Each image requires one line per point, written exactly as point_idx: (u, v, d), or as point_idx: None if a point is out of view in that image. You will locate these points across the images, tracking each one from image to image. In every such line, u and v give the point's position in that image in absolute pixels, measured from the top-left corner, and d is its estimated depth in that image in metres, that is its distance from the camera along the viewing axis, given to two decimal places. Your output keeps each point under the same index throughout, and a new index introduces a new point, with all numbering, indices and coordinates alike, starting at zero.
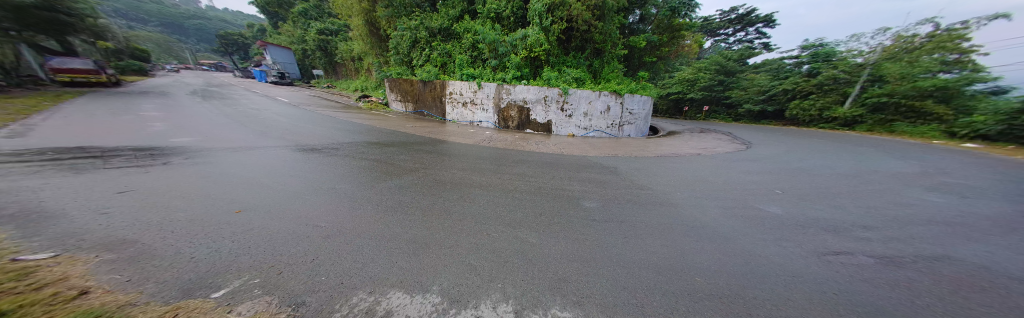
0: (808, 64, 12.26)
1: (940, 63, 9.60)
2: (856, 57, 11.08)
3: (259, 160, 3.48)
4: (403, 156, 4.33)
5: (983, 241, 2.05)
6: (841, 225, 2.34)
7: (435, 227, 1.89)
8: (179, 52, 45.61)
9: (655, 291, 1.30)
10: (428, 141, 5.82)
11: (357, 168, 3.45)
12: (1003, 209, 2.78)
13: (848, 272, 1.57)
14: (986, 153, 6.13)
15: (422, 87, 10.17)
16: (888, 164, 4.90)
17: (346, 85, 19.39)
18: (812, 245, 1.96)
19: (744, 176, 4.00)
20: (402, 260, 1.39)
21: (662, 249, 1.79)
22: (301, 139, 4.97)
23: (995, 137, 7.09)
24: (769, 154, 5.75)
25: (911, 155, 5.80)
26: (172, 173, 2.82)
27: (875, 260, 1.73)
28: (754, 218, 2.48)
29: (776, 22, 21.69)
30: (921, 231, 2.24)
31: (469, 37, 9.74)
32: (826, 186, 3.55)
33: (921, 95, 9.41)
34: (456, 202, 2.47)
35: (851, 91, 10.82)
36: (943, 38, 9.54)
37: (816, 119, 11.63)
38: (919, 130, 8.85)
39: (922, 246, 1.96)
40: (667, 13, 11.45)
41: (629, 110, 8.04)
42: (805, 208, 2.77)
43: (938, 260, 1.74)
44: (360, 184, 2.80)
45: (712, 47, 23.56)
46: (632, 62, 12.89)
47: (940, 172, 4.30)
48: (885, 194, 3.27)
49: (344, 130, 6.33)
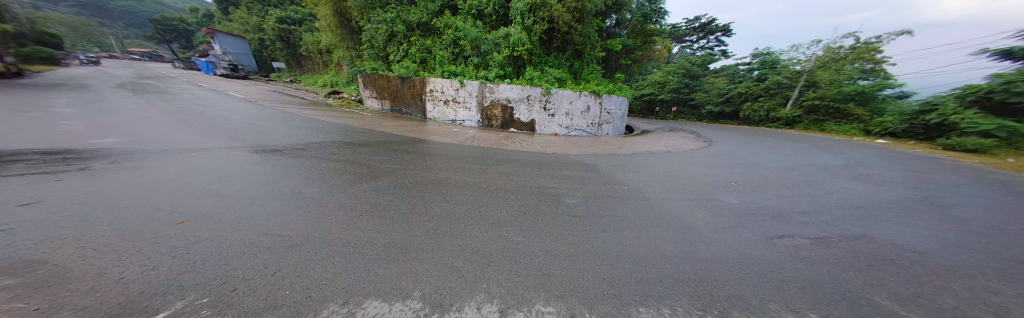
0: (758, 70, 13.80)
1: (859, 71, 11.25)
2: (796, 65, 12.58)
3: (210, 164, 3.09)
4: (380, 157, 4.12)
5: (891, 222, 2.47)
6: (785, 212, 2.67)
7: (416, 231, 1.82)
8: (102, 37, 39.01)
9: (630, 280, 1.38)
10: (407, 141, 5.59)
11: (327, 170, 3.20)
12: (904, 194, 3.36)
13: (790, 253, 1.79)
14: (892, 147, 7.40)
15: (401, 84, 9.72)
16: (820, 157, 5.67)
17: (312, 80, 17.84)
18: (761, 230, 2.21)
19: (708, 170, 4.38)
20: (380, 266, 1.33)
21: (637, 241, 1.90)
22: (261, 139, 4.49)
23: (900, 134, 8.59)
24: (728, 150, 6.36)
25: (839, 150, 6.74)
26: (97, 180, 2.42)
27: (810, 241, 2.00)
28: (715, 208, 2.74)
29: (732, 32, 23.93)
30: (846, 214, 2.63)
31: (449, 33, 9.46)
32: (773, 178, 4.03)
33: (846, 99, 10.98)
34: (438, 204, 2.41)
35: (792, 95, 12.35)
36: (862, 50, 11.12)
37: (765, 119, 13.10)
38: (844, 128, 10.42)
39: (847, 228, 2.30)
40: (641, 19, 12.05)
41: (607, 109, 8.39)
42: (757, 198, 3.11)
43: (859, 239, 2.06)
44: (332, 187, 2.63)
45: (679, 53, 25.37)
46: (609, 65, 13.43)
47: (860, 164, 5.06)
48: (819, 183, 3.78)
49: (313, 129, 5.85)
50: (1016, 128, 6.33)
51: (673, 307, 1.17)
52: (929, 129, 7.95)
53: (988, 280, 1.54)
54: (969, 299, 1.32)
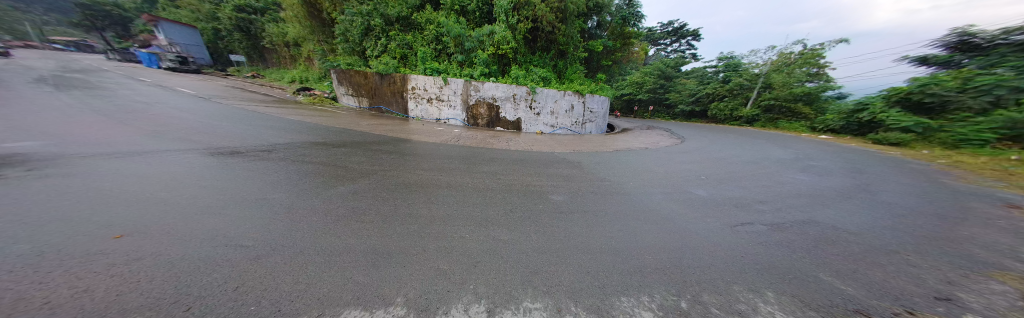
0: (723, 72, 14.96)
1: (807, 75, 12.59)
2: (754, 69, 13.84)
3: (156, 169, 2.73)
4: (357, 158, 3.90)
5: (832, 208, 2.81)
6: (747, 201, 2.93)
7: (398, 234, 1.74)
8: (9, 22, 33.03)
9: (613, 271, 1.44)
10: (388, 140, 5.36)
11: (297, 173, 2.97)
12: (842, 183, 3.84)
13: (751, 238, 1.97)
14: (834, 142, 8.39)
15: (380, 81, 9.27)
16: (776, 152, 6.27)
17: (278, 75, 16.43)
18: (726, 219, 2.41)
19: (681, 165, 4.69)
20: (359, 274, 1.26)
21: (618, 234, 1.97)
22: (219, 141, 4.06)
23: (839, 130, 9.95)
24: (699, 147, 6.83)
25: (791, 145, 7.51)
26: (8, 190, 2.04)
27: (768, 227, 2.22)
28: (687, 200, 2.93)
29: (701, 37, 25.70)
30: (796, 202, 2.96)
31: (431, 29, 9.17)
32: (737, 171, 4.40)
33: (795, 99, 12.32)
34: (422, 206, 2.32)
35: (751, 96, 13.57)
36: (809, 56, 12.45)
37: (729, 118, 14.27)
38: (794, 126, 11.70)
39: (797, 214, 2.58)
40: (620, 21, 12.51)
41: (591, 108, 8.63)
42: (723, 189, 3.38)
43: (806, 223, 2.32)
44: (303, 191, 2.44)
45: (654, 55, 26.73)
46: (592, 65, 13.79)
47: (808, 157, 5.68)
48: (775, 175, 4.20)
49: (281, 128, 5.38)
50: (927, 124, 7.45)
51: (652, 294, 1.25)
52: (861, 127, 9.29)
53: (905, 255, 1.81)
54: (889, 272, 1.56)
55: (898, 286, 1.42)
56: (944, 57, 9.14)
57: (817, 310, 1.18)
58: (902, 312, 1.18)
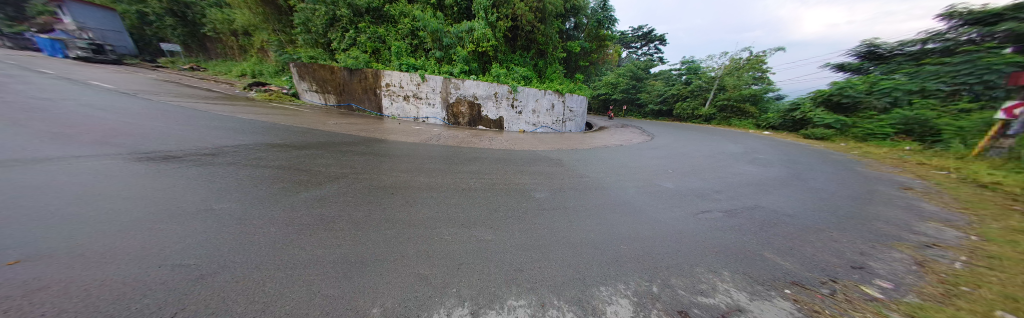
0: (685, 75, 16.33)
1: (753, 78, 14.26)
2: (711, 72, 15.31)
3: (65, 176, 2.26)
4: (325, 160, 3.58)
5: (774, 194, 3.22)
6: (707, 191, 3.25)
7: (373, 241, 1.63)
8: None
9: (593, 263, 1.50)
10: (360, 141, 5.00)
11: (254, 178, 2.65)
12: (782, 173, 4.41)
13: (711, 225, 2.19)
14: (776, 137, 9.59)
15: (349, 76, 8.60)
16: (730, 147, 7.00)
17: (225, 68, 14.45)
18: (690, 207, 2.64)
19: (652, 160, 5.03)
20: (329, 286, 1.15)
21: (597, 228, 2.05)
22: (151, 143, 3.48)
23: (778, 127, 11.43)
24: (667, 143, 7.38)
25: (742, 140, 8.46)
26: None
27: (724, 213, 2.48)
28: (657, 192, 3.16)
29: (667, 42, 27.72)
30: (746, 190, 3.33)
31: (406, 22, 8.72)
32: (699, 164, 4.83)
33: (744, 100, 13.89)
34: (400, 209, 2.20)
35: (709, 97, 15.01)
36: (755, 62, 14.09)
37: (691, 116, 15.65)
38: (743, 123, 13.20)
39: (748, 200, 2.91)
40: (595, 24, 13.02)
41: (570, 107, 8.88)
42: (687, 181, 3.70)
43: (755, 209, 2.63)
44: (260, 199, 2.18)
45: (627, 57, 28.27)
46: (570, 65, 14.15)
47: (756, 151, 6.42)
48: (730, 167, 4.69)
49: (230, 129, 4.74)
50: (844, 121, 8.89)
51: (628, 282, 1.33)
52: (795, 124, 10.78)
53: (829, 232, 2.15)
54: (817, 248, 1.83)
55: (824, 259, 1.69)
56: (857, 65, 10.98)
57: (764, 285, 1.37)
58: (826, 280, 1.43)
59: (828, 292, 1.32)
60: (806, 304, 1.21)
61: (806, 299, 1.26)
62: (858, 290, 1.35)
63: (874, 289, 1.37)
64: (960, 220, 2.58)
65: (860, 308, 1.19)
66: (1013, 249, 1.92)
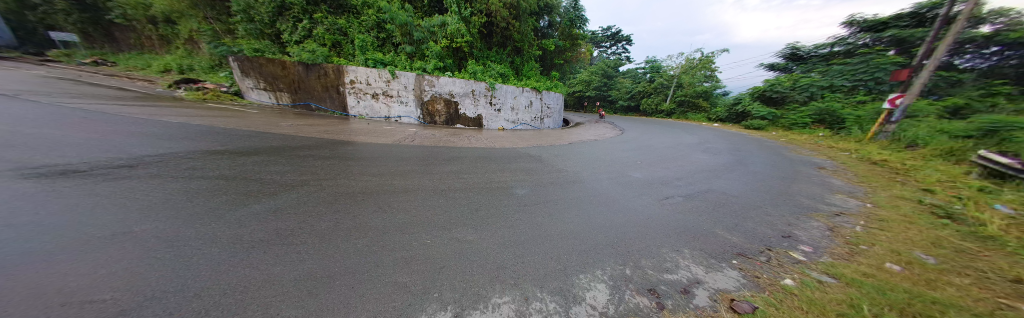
0: (650, 73, 17.63)
1: (706, 76, 15.90)
2: (671, 71, 16.73)
3: None
4: (282, 166, 3.19)
5: (725, 178, 3.63)
6: (670, 179, 3.56)
7: (342, 253, 1.49)
8: None
9: (573, 253, 1.55)
10: (324, 144, 4.55)
11: (191, 191, 2.27)
12: (731, 159, 5.00)
13: (674, 208, 2.41)
14: (724, 128, 10.84)
15: (306, 72, 7.73)
16: (689, 138, 7.74)
17: (143, 62, 12.09)
18: (656, 194, 2.87)
19: (623, 153, 5.36)
20: (292, 306, 1.02)
21: (575, 219, 2.12)
22: (40, 153, 2.80)
23: (725, 119, 12.95)
24: (635, 136, 7.92)
25: (698, 132, 9.43)
26: None
27: (685, 198, 2.74)
28: (627, 182, 3.39)
29: (633, 42, 29.52)
30: (703, 176, 3.72)
31: (371, 14, 8.09)
32: (664, 155, 5.26)
33: (699, 96, 15.43)
34: (373, 216, 2.05)
35: (670, 93, 16.41)
36: (707, 61, 15.71)
37: (655, 112, 16.99)
38: (698, 117, 14.70)
39: (704, 185, 3.25)
40: (568, 23, 13.38)
41: (547, 104, 9.04)
42: (654, 170, 4.02)
43: (710, 192, 2.95)
44: (200, 214, 1.87)
45: (598, 56, 29.53)
46: (545, 63, 14.34)
47: (710, 141, 7.19)
48: (689, 156, 5.19)
49: (152, 134, 3.95)
50: (775, 113, 10.39)
51: (604, 268, 1.40)
52: (738, 116, 12.30)
53: (766, 208, 2.50)
54: (758, 223, 2.12)
55: (763, 231, 1.96)
56: (783, 65, 12.89)
57: (716, 258, 1.55)
58: (764, 249, 1.67)
59: (765, 260, 1.54)
60: (749, 272, 1.41)
61: (749, 267, 1.46)
62: (787, 255, 1.59)
63: (799, 254, 1.62)
64: (859, 192, 3.17)
65: (788, 270, 1.41)
66: (895, 212, 2.42)
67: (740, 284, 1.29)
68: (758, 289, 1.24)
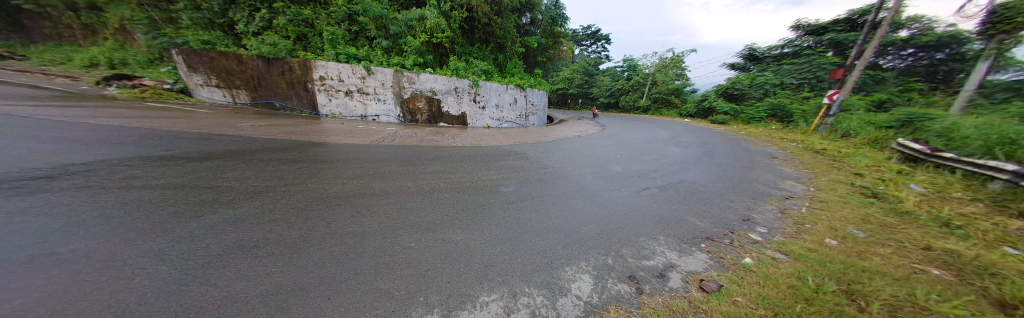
0: (627, 71, 18.42)
1: (677, 75, 16.95)
2: (646, 69, 17.60)
3: None
4: (245, 172, 2.89)
5: (696, 169, 3.90)
6: (647, 171, 3.75)
7: (317, 262, 1.38)
8: None
9: (558, 246, 1.58)
10: (294, 146, 4.21)
11: (129, 203, 1.98)
12: (700, 152, 5.39)
13: (651, 199, 2.55)
14: (693, 123, 11.66)
15: (267, 67, 6.94)
16: (663, 133, 8.24)
17: (59, 54, 10.26)
18: (634, 186, 3.02)
19: (604, 148, 5.56)
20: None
21: (560, 214, 2.17)
22: None
23: (694, 114, 13.94)
24: (615, 132, 8.26)
25: (672, 127, 10.05)
26: None
27: (660, 189, 2.90)
28: (608, 175, 3.53)
29: (611, 42, 30.55)
30: (676, 168, 3.97)
31: (342, 6, 7.66)
32: (641, 149, 5.54)
33: (671, 93, 16.41)
34: (350, 221, 1.93)
35: (646, 90, 17.28)
36: (678, 60, 16.75)
37: (633, 108, 17.81)
38: (671, 112, 15.67)
39: (677, 176, 3.47)
40: (549, 21, 13.51)
41: (531, 102, 9.07)
42: (632, 164, 4.22)
43: (682, 183, 3.16)
44: (142, 229, 1.63)
45: (579, 55, 30.16)
46: (530, 60, 14.21)
47: (682, 135, 7.71)
48: (664, 150, 5.52)
49: (76, 139, 3.38)
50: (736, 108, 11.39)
51: (588, 259, 1.44)
52: (706, 112, 13.28)
53: (730, 195, 2.73)
54: (724, 209, 2.31)
55: (728, 216, 2.14)
56: (743, 64, 14.13)
57: (687, 243, 1.67)
58: (728, 233, 1.82)
59: (729, 242, 1.68)
60: (715, 253, 1.53)
61: (715, 249, 1.58)
62: (747, 236, 1.75)
63: (757, 235, 1.80)
64: (805, 178, 3.58)
65: (748, 250, 1.56)
66: (834, 194, 2.76)
67: (708, 265, 1.40)
68: (723, 268, 1.36)
